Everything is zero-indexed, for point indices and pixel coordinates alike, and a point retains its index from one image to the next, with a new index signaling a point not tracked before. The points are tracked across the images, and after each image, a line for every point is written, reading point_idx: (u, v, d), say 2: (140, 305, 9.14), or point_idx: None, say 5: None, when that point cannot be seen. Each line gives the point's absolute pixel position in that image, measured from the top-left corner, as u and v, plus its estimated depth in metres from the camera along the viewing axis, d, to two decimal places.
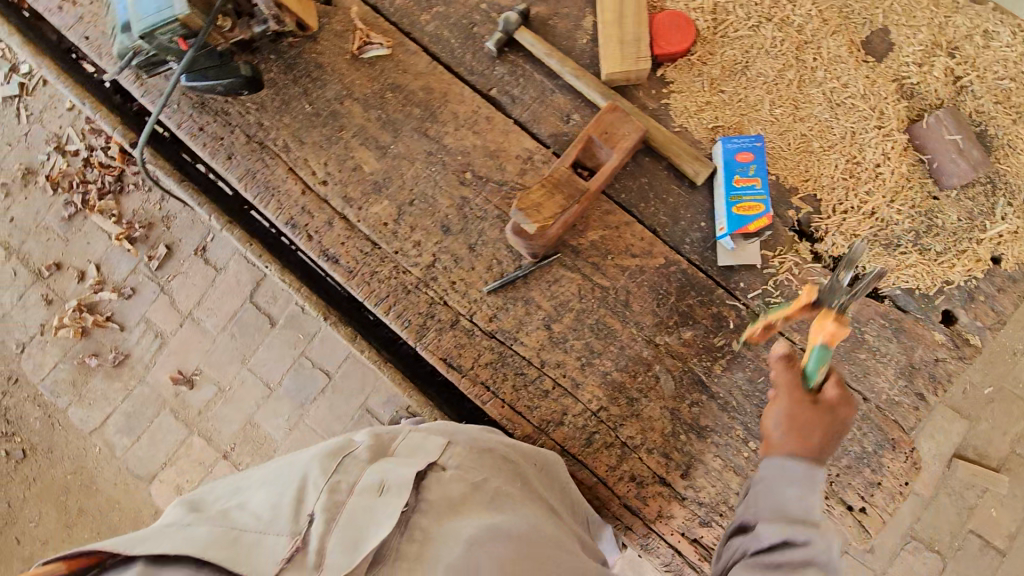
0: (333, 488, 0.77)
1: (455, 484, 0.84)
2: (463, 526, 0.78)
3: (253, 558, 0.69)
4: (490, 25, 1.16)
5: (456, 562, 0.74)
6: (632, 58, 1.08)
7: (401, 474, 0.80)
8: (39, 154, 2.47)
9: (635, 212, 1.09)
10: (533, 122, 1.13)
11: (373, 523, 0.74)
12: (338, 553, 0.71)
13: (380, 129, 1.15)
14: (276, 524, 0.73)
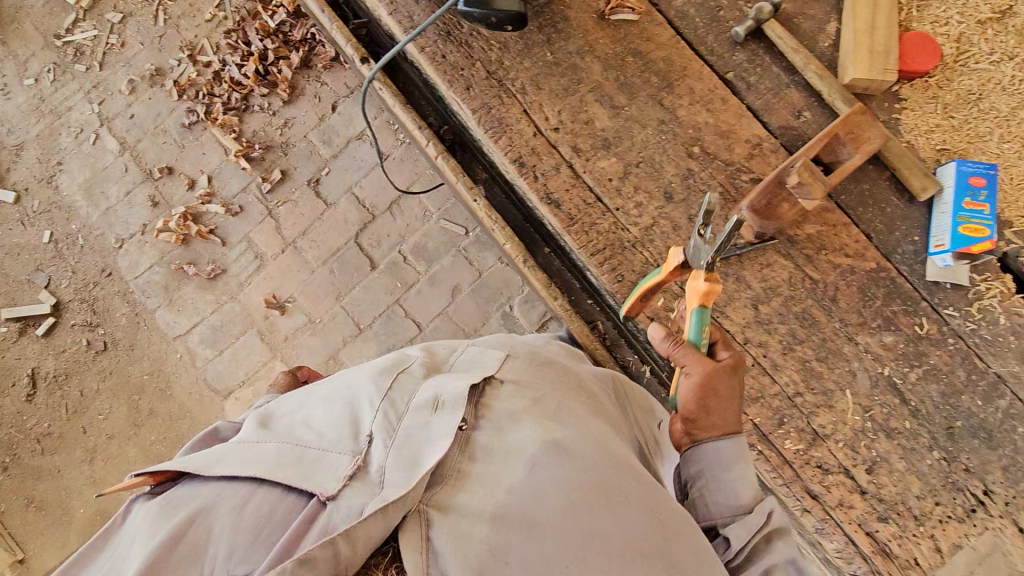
0: (387, 406, 0.86)
1: (515, 400, 0.94)
2: (514, 438, 0.87)
3: (317, 474, 0.77)
4: (737, 12, 1.20)
5: (518, 485, 0.80)
6: (879, 67, 1.12)
7: (453, 389, 0.90)
8: (169, 57, 2.47)
9: (853, 215, 1.13)
10: (764, 111, 1.17)
11: (429, 443, 0.82)
12: (399, 472, 0.77)
13: (616, 89, 1.18)
14: (339, 444, 0.81)
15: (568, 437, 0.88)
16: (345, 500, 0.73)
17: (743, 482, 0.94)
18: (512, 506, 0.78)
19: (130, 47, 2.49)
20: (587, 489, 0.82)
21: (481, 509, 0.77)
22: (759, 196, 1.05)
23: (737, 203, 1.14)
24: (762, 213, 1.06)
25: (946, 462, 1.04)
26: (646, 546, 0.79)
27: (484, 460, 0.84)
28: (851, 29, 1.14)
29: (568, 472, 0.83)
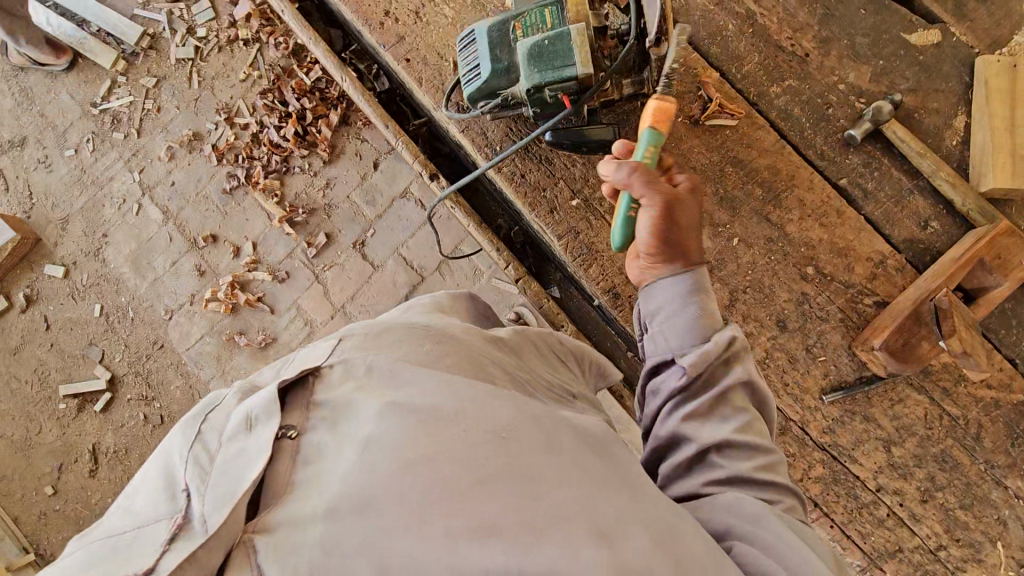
0: (165, 474, 0.51)
1: (338, 384, 0.58)
2: (354, 421, 0.54)
3: (119, 557, 0.46)
4: (848, 109, 1.08)
5: (346, 473, 0.49)
6: (1023, 175, 1.00)
7: (259, 394, 0.55)
8: (206, 121, 2.40)
9: (994, 338, 1.01)
10: (885, 223, 1.06)
11: (243, 474, 0.50)
12: (213, 509, 0.47)
13: (716, 205, 1.08)
14: (151, 507, 0.49)
15: (416, 393, 0.55)
16: (163, 566, 0.44)
17: (702, 316, 0.78)
18: (344, 497, 0.48)
19: (166, 112, 2.42)
20: (417, 438, 0.51)
21: (308, 530, 0.47)
22: (895, 335, 0.95)
23: (861, 330, 1.02)
24: (899, 354, 0.95)
25: None
26: (484, 443, 0.52)
27: (314, 452, 0.53)
28: (989, 129, 1.02)
29: (405, 430, 0.52)
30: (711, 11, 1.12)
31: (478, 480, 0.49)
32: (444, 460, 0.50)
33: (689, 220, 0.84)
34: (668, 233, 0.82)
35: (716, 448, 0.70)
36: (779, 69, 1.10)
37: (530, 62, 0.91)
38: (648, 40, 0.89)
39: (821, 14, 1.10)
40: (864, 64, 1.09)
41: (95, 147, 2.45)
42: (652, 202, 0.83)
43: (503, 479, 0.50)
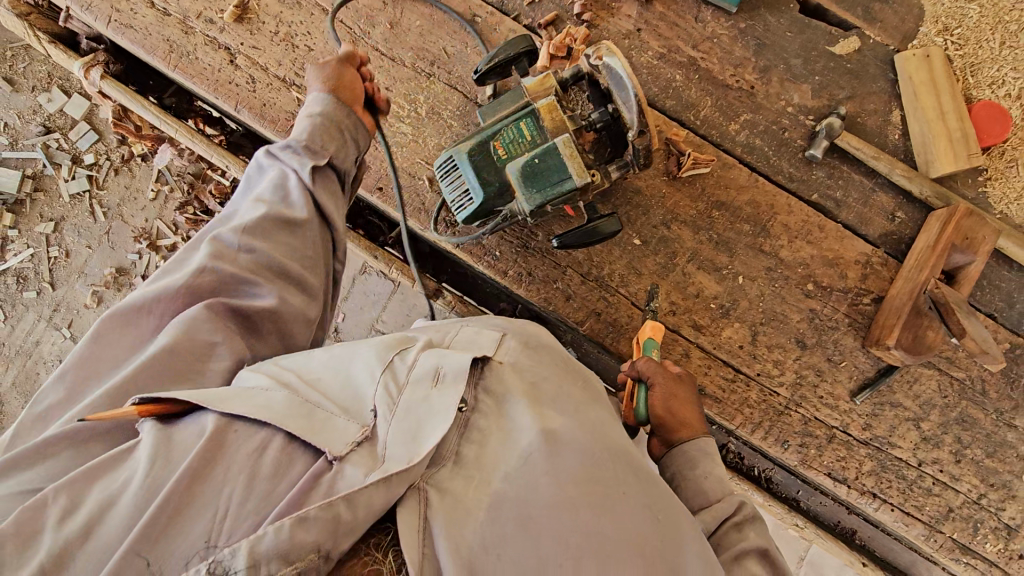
0: (384, 376, 0.76)
1: (514, 383, 0.82)
2: (523, 430, 0.76)
3: (326, 434, 0.70)
4: (802, 129, 1.16)
5: (515, 473, 0.72)
6: (963, 156, 1.11)
7: (457, 361, 0.78)
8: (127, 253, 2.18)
9: (972, 300, 1.15)
10: (861, 224, 1.15)
11: (430, 417, 0.72)
12: (401, 447, 0.69)
13: (714, 250, 1.13)
14: (345, 413, 0.73)
15: (573, 435, 0.76)
16: (350, 468, 0.67)
17: (710, 480, 0.87)
18: (505, 499, 0.70)
19: (77, 256, 2.19)
20: (577, 483, 0.71)
21: (478, 498, 0.70)
22: (903, 333, 1.05)
23: (868, 329, 1.12)
24: (912, 347, 1.05)
25: None
26: (612, 497, 0.71)
27: (483, 452, 0.75)
28: (924, 121, 1.13)
29: (566, 464, 0.72)
30: (655, 67, 1.15)
31: (591, 511, 0.68)
32: (574, 520, 0.67)
33: (690, 410, 0.97)
34: (670, 405, 0.96)
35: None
36: (732, 107, 1.16)
37: (525, 183, 0.92)
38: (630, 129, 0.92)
39: (754, 45, 1.16)
40: (804, 84, 1.16)
41: (9, 313, 2.20)
42: (653, 377, 0.99)
43: (613, 509, 0.70)
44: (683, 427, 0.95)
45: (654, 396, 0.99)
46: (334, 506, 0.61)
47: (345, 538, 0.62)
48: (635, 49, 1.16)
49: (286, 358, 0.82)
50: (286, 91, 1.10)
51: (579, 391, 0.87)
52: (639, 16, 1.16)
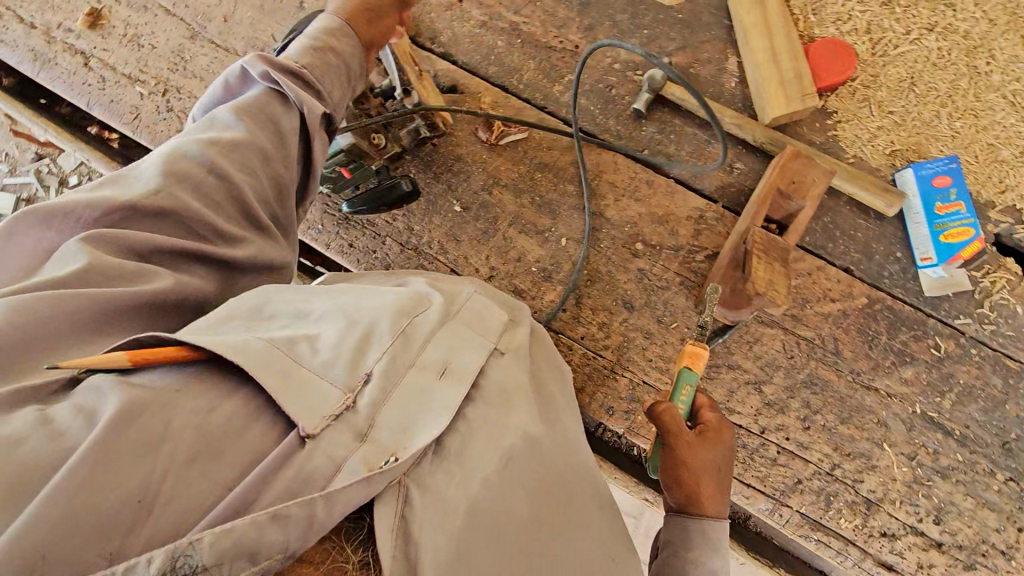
0: (398, 354, 0.67)
1: (508, 379, 0.77)
2: (506, 429, 0.72)
3: (304, 403, 0.60)
4: (628, 85, 1.12)
5: (490, 482, 0.67)
6: (797, 97, 1.03)
7: (466, 363, 0.72)
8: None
9: (823, 253, 1.05)
10: (696, 179, 1.09)
11: (422, 416, 0.65)
12: (388, 433, 0.62)
13: (536, 213, 1.11)
14: (333, 371, 0.63)
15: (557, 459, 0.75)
16: (328, 442, 0.59)
17: (696, 564, 0.77)
18: (480, 505, 0.65)
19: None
20: (545, 504, 0.70)
21: (455, 501, 0.64)
22: (722, 287, 0.97)
23: (701, 287, 1.05)
24: (731, 303, 0.97)
25: (1014, 483, 0.98)
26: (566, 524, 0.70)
27: (471, 448, 0.69)
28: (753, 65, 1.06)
29: (537, 479, 0.71)
30: (477, 35, 1.16)
31: (559, 535, 0.69)
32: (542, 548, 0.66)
33: (701, 478, 0.82)
34: (680, 473, 0.82)
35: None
36: (556, 68, 1.14)
37: None
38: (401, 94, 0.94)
39: (578, 5, 1.15)
40: (631, 39, 1.13)
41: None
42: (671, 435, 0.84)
43: (576, 533, 0.71)
44: (695, 502, 0.81)
45: (670, 461, 0.84)
46: (313, 503, 0.54)
47: (316, 534, 0.55)
48: (457, 19, 1.17)
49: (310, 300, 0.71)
50: (132, 87, 1.19)
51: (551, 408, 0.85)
52: None
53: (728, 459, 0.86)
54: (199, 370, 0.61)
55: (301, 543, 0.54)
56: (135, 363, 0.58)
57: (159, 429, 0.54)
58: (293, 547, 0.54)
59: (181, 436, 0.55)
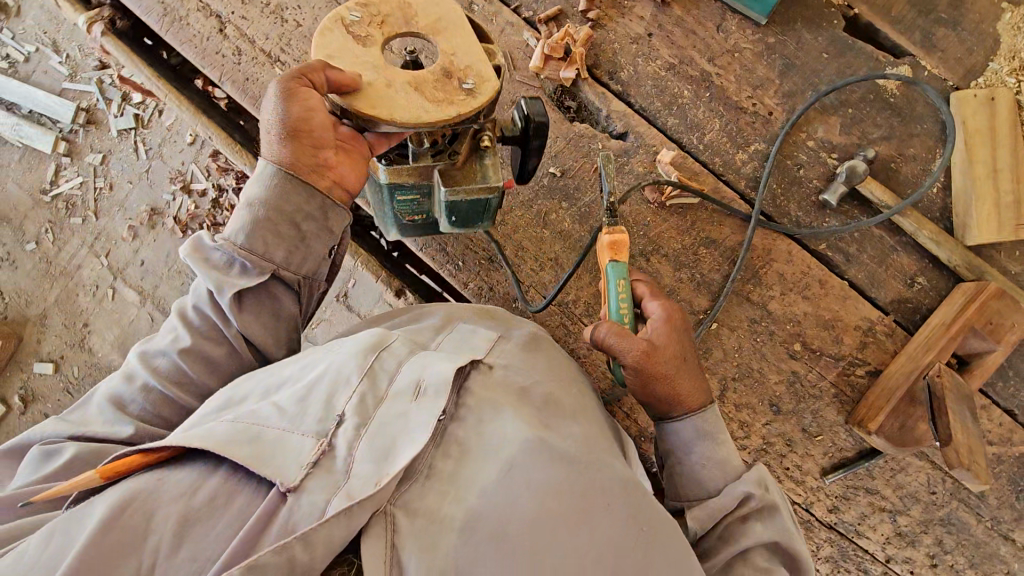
0: (366, 388, 0.67)
1: (500, 393, 0.74)
2: (509, 436, 0.68)
3: (274, 457, 0.59)
4: (820, 168, 1.02)
5: (492, 486, 0.64)
6: (1010, 225, 0.94)
7: (441, 371, 0.69)
8: (116, 173, 1.96)
9: (990, 391, 0.99)
10: (871, 285, 1.01)
11: (404, 435, 0.63)
12: (367, 462, 0.60)
13: (694, 291, 1.03)
14: (301, 425, 0.63)
15: (565, 452, 0.70)
16: (307, 494, 0.57)
17: (707, 466, 0.80)
18: (485, 512, 0.63)
19: (61, 172, 1.98)
20: (556, 497, 0.65)
21: (449, 516, 0.62)
22: (890, 419, 0.92)
23: (856, 404, 1.00)
24: (898, 438, 0.92)
25: None
26: (590, 513, 0.66)
27: (471, 472, 0.65)
28: (969, 177, 0.96)
29: (548, 476, 0.67)
30: (663, 78, 1.04)
31: (577, 533, 0.64)
32: (552, 547, 0.63)
33: (682, 377, 0.82)
34: (652, 390, 0.82)
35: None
36: (743, 133, 1.03)
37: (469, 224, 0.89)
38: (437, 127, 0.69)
39: (781, 66, 1.02)
40: (832, 116, 1.02)
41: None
42: (626, 360, 0.81)
43: (599, 526, 0.66)
44: (679, 403, 0.82)
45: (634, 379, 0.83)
46: (290, 547, 0.52)
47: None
48: (642, 56, 1.04)
49: (286, 370, 0.72)
50: (270, 67, 1.07)
51: (576, 408, 0.80)
52: (653, 18, 1.04)
53: (688, 341, 0.86)
54: (169, 465, 0.59)
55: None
56: (106, 477, 0.58)
57: (137, 516, 0.54)
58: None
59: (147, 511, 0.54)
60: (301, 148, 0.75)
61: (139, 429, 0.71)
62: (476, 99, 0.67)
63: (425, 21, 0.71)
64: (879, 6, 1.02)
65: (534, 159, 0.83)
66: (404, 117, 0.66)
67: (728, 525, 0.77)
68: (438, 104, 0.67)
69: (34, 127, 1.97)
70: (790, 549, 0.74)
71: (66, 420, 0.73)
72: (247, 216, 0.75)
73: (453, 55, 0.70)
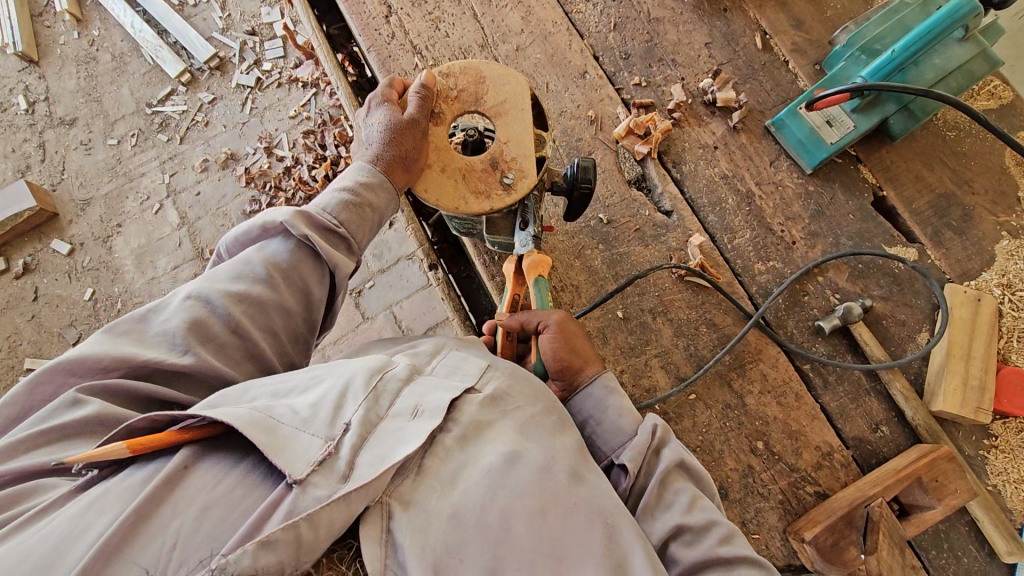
0: (372, 403, 0.63)
1: (479, 409, 0.69)
2: (487, 451, 0.65)
3: (286, 452, 0.56)
4: (821, 300, 1.15)
5: (473, 488, 0.61)
6: (971, 405, 1.05)
7: (441, 399, 0.67)
8: (216, 116, 2.14)
9: (924, 556, 1.03)
10: (840, 416, 1.10)
11: (400, 446, 0.60)
12: (368, 464, 0.58)
13: (684, 359, 1.13)
14: (313, 425, 0.60)
15: (544, 460, 0.64)
16: (312, 488, 0.54)
17: (622, 416, 0.82)
18: (466, 511, 0.59)
19: (173, 96, 2.18)
20: (531, 492, 0.61)
21: (433, 512, 0.58)
22: (825, 534, 0.96)
23: (798, 517, 1.04)
24: (828, 555, 0.95)
25: None
26: (562, 513, 0.60)
27: (452, 474, 0.62)
28: (946, 353, 1.08)
29: (524, 477, 0.62)
30: (715, 183, 1.22)
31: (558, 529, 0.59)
32: (526, 534, 0.58)
33: (582, 339, 0.90)
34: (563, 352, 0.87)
35: (672, 534, 0.69)
36: (767, 249, 1.19)
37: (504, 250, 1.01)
38: (506, 181, 0.83)
39: (814, 210, 1.20)
40: (844, 264, 1.17)
41: (87, 107, 2.22)
42: (550, 320, 0.89)
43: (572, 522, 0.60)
44: (585, 364, 0.88)
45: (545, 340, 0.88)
46: (298, 526, 0.51)
47: (307, 558, 0.52)
48: (704, 160, 1.24)
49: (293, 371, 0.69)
50: (411, 56, 1.31)
51: (555, 422, 0.72)
52: (722, 136, 1.25)
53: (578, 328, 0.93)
54: (202, 447, 0.58)
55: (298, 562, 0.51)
56: (133, 451, 0.54)
57: (165, 503, 0.52)
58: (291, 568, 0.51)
59: (175, 500, 0.53)
60: (394, 165, 0.84)
61: (200, 359, 0.68)
62: (510, 196, 0.83)
63: (492, 102, 0.87)
64: (904, 197, 1.21)
65: (579, 206, 0.94)
66: (448, 204, 0.84)
67: (640, 471, 0.75)
68: (476, 195, 0.83)
69: (171, 55, 2.21)
70: (689, 472, 0.77)
71: (120, 333, 0.68)
72: (338, 198, 0.83)
73: (507, 145, 0.85)
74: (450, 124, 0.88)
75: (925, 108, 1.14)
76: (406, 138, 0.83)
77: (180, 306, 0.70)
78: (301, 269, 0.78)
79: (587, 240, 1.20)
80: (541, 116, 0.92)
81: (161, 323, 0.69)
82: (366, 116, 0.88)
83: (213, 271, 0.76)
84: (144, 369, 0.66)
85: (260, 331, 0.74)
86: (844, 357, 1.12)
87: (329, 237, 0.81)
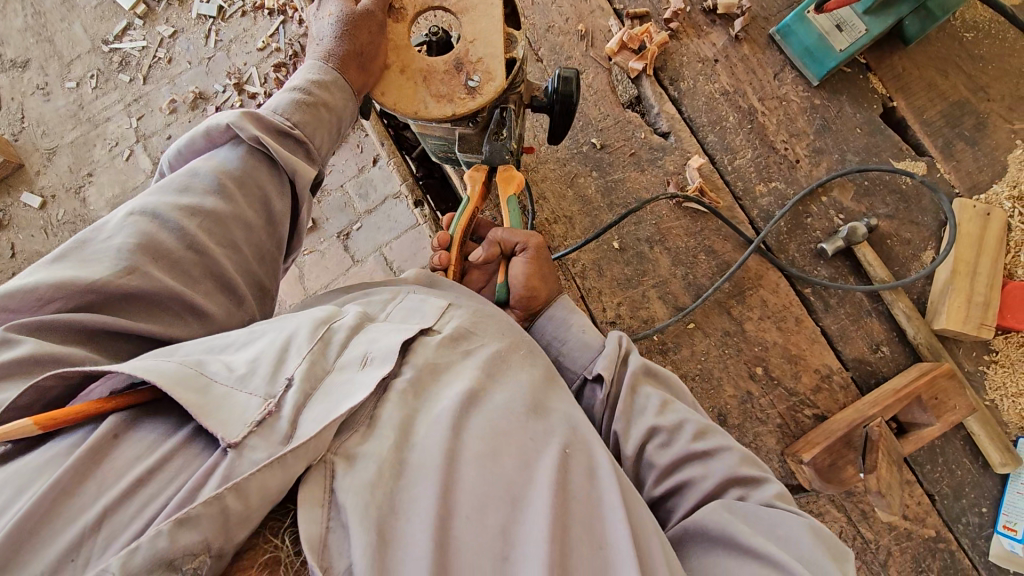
0: (315, 356, 0.60)
1: (438, 353, 0.66)
2: (445, 397, 0.61)
3: (221, 413, 0.53)
4: (824, 221, 1.10)
5: (426, 436, 0.57)
6: (974, 323, 1.03)
7: (390, 343, 0.63)
8: (180, 51, 1.98)
9: (919, 471, 1.05)
10: (839, 339, 1.08)
11: (346, 398, 0.56)
12: (312, 421, 0.54)
13: (682, 288, 1.09)
14: (251, 382, 0.56)
15: (505, 404, 0.61)
16: (248, 452, 0.51)
17: (590, 332, 0.81)
18: (417, 460, 0.55)
19: (129, 30, 2.01)
20: (487, 434, 0.58)
21: (385, 458, 0.55)
22: (823, 454, 0.97)
23: (795, 440, 1.04)
24: (824, 473, 0.97)
25: None
26: (521, 452, 0.58)
27: (404, 424, 0.58)
28: (951, 270, 1.05)
29: (481, 421, 0.59)
30: (714, 100, 1.14)
31: (518, 467, 0.56)
32: (485, 476, 0.55)
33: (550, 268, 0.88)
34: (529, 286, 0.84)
35: (648, 434, 0.68)
36: (769, 169, 1.13)
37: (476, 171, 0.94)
38: (473, 82, 0.76)
39: (819, 125, 1.13)
40: (850, 182, 1.11)
41: (39, 47, 2.06)
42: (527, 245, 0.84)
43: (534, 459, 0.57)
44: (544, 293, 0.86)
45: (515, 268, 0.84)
46: (222, 498, 0.47)
47: (238, 530, 0.49)
48: (703, 75, 1.15)
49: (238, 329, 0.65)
50: None
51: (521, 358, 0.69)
52: (723, 48, 1.15)
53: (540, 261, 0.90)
54: (133, 414, 0.55)
55: (225, 540, 0.48)
56: (41, 426, 0.51)
57: (91, 476, 0.49)
58: (216, 547, 0.47)
59: (101, 471, 0.50)
60: (348, 62, 0.77)
61: (142, 311, 0.62)
62: (474, 100, 0.75)
63: None
64: (914, 107, 1.14)
65: (560, 125, 0.87)
66: (406, 108, 0.77)
67: (613, 380, 0.73)
68: (437, 99, 0.76)
69: None
70: (658, 379, 0.76)
71: (56, 258, 0.61)
72: (289, 98, 0.78)
73: (473, 45, 0.76)
74: (411, 21, 0.81)
75: (943, 7, 1.04)
76: (363, 32, 0.76)
77: (124, 222, 0.64)
78: (257, 174, 0.73)
79: (580, 168, 1.13)
80: (515, 15, 0.83)
81: (102, 241, 0.63)
82: (318, 10, 0.82)
83: (157, 186, 0.69)
84: (89, 293, 0.59)
85: (219, 245, 0.68)
86: (846, 278, 1.09)
87: (282, 139, 0.76)
